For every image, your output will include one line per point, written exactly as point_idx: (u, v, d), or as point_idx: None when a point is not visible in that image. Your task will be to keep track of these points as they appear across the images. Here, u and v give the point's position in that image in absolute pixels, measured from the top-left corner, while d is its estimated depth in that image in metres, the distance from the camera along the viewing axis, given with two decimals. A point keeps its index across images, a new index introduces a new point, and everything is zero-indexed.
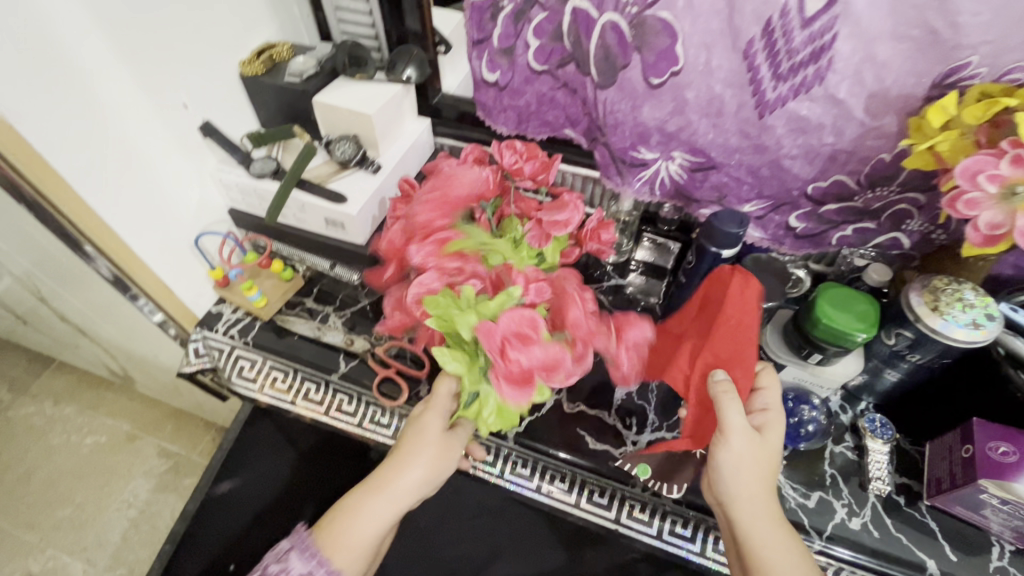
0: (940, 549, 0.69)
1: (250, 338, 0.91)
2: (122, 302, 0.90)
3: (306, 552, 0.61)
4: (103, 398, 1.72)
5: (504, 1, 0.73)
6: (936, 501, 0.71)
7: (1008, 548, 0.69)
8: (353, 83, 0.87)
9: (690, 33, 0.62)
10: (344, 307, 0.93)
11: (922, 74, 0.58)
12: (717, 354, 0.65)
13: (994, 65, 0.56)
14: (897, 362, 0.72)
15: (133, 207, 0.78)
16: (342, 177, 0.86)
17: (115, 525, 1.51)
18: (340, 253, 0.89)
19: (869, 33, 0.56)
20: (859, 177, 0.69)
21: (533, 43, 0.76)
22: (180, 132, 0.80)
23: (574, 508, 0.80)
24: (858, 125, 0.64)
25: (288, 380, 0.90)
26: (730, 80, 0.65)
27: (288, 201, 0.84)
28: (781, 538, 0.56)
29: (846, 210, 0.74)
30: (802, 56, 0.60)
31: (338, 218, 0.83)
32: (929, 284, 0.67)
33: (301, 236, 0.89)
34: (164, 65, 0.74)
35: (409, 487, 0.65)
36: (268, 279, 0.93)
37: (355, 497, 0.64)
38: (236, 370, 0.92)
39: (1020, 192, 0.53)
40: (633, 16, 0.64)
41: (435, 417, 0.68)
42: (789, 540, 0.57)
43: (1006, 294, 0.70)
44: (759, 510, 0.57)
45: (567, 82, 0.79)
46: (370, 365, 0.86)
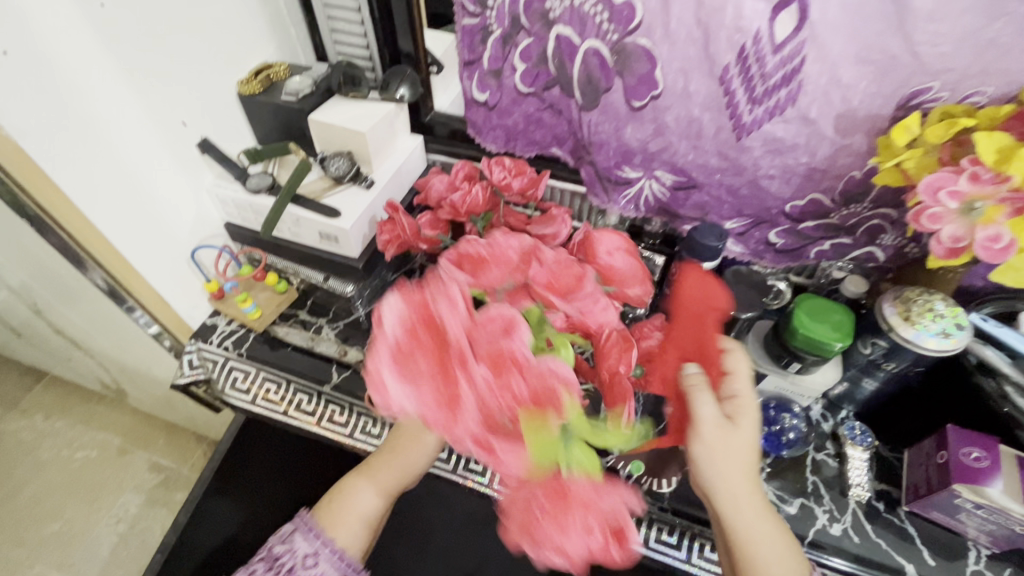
0: (918, 554, 0.71)
1: (244, 350, 0.92)
2: (118, 314, 0.92)
3: (310, 532, 0.66)
4: (94, 412, 1.72)
5: (493, 26, 0.76)
6: (914, 507, 0.72)
7: (984, 553, 0.71)
8: (347, 101, 0.90)
9: (669, 58, 0.66)
10: (337, 319, 0.95)
11: (888, 97, 0.62)
12: (684, 347, 0.61)
13: (956, 89, 0.59)
14: (874, 370, 0.74)
15: (131, 221, 0.80)
16: (336, 192, 0.88)
17: (104, 539, 1.50)
18: (333, 266, 0.90)
19: (835, 58, 0.59)
20: (834, 194, 0.72)
21: (520, 66, 0.79)
22: (178, 149, 0.82)
23: None
24: (830, 144, 0.67)
25: (281, 391, 0.91)
26: (708, 102, 0.68)
27: (283, 215, 0.86)
28: (767, 530, 0.58)
29: (824, 226, 0.77)
30: (774, 79, 0.63)
31: (331, 232, 0.85)
32: (902, 295, 0.69)
33: (296, 249, 0.91)
34: (164, 84, 0.76)
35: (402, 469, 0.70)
36: (262, 291, 0.96)
37: (349, 483, 0.70)
38: (230, 381, 0.93)
39: (977, 208, 0.57)
40: (614, 44, 0.68)
41: None
42: (772, 529, 0.58)
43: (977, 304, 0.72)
44: (744, 505, 0.57)
45: (554, 103, 0.82)
46: (362, 376, 0.88)
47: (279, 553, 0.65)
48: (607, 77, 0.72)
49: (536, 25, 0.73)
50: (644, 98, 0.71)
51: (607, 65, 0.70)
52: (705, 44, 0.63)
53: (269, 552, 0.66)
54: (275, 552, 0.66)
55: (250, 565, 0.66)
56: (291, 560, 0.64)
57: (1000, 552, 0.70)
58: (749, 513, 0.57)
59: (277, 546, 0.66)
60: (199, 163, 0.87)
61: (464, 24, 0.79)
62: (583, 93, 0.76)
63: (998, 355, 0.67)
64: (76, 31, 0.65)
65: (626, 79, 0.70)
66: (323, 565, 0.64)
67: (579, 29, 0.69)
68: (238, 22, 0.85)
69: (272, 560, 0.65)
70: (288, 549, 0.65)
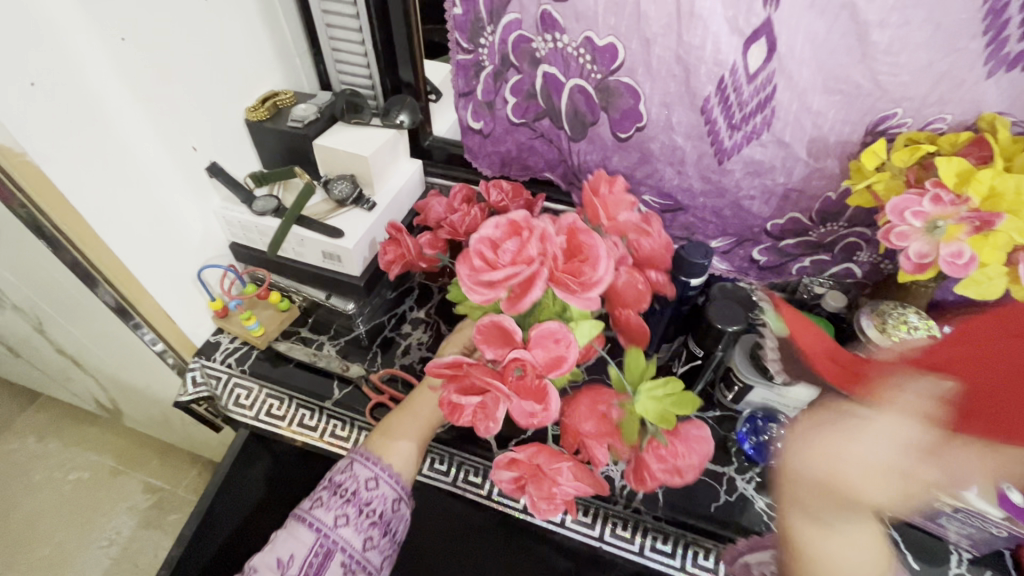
0: (902, 557, 0.73)
1: (247, 367, 0.95)
2: (124, 331, 0.94)
3: (368, 461, 0.70)
4: (88, 433, 1.71)
5: (485, 62, 0.82)
6: (897, 513, 0.74)
7: (965, 556, 0.73)
8: (350, 128, 0.94)
9: (653, 88, 0.71)
10: (339, 336, 0.98)
11: (856, 123, 0.67)
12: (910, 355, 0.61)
13: (918, 116, 0.64)
14: None
15: (143, 242, 0.83)
16: (340, 214, 0.91)
17: (96, 563, 1.49)
18: (336, 284, 0.93)
19: (806, 88, 0.65)
20: (811, 213, 0.77)
21: (510, 100, 0.84)
22: (189, 172, 0.86)
23: (559, 527, 0.84)
24: (804, 166, 0.72)
25: (284, 407, 0.94)
26: (690, 130, 0.73)
27: (288, 235, 0.90)
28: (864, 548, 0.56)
29: (803, 243, 0.81)
30: (750, 107, 0.68)
31: (334, 251, 0.88)
32: (878, 308, 0.72)
33: (299, 269, 0.94)
34: (177, 112, 0.80)
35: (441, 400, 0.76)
36: (265, 309, 0.98)
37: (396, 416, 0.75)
38: (232, 399, 0.95)
39: (941, 226, 0.61)
40: (598, 81, 0.73)
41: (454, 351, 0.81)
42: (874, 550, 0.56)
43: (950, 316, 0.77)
44: (850, 513, 0.55)
45: (544, 133, 0.87)
46: (363, 391, 0.90)
47: (342, 480, 0.69)
48: (592, 110, 0.77)
49: (524, 65, 0.79)
50: (628, 130, 0.77)
51: (590, 100, 0.76)
52: (683, 79, 0.68)
53: (331, 481, 0.69)
54: (338, 480, 0.69)
55: (314, 494, 0.69)
56: (354, 485, 0.68)
57: (980, 555, 0.73)
58: (846, 521, 0.55)
59: (339, 473, 0.70)
60: (208, 186, 0.91)
61: (457, 59, 0.83)
62: (571, 124, 0.81)
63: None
64: (100, 62, 0.69)
65: (613, 108, 0.75)
66: (384, 488, 0.69)
67: (565, 67, 0.75)
68: (247, 53, 0.90)
69: (335, 487, 0.69)
70: (350, 474, 0.69)
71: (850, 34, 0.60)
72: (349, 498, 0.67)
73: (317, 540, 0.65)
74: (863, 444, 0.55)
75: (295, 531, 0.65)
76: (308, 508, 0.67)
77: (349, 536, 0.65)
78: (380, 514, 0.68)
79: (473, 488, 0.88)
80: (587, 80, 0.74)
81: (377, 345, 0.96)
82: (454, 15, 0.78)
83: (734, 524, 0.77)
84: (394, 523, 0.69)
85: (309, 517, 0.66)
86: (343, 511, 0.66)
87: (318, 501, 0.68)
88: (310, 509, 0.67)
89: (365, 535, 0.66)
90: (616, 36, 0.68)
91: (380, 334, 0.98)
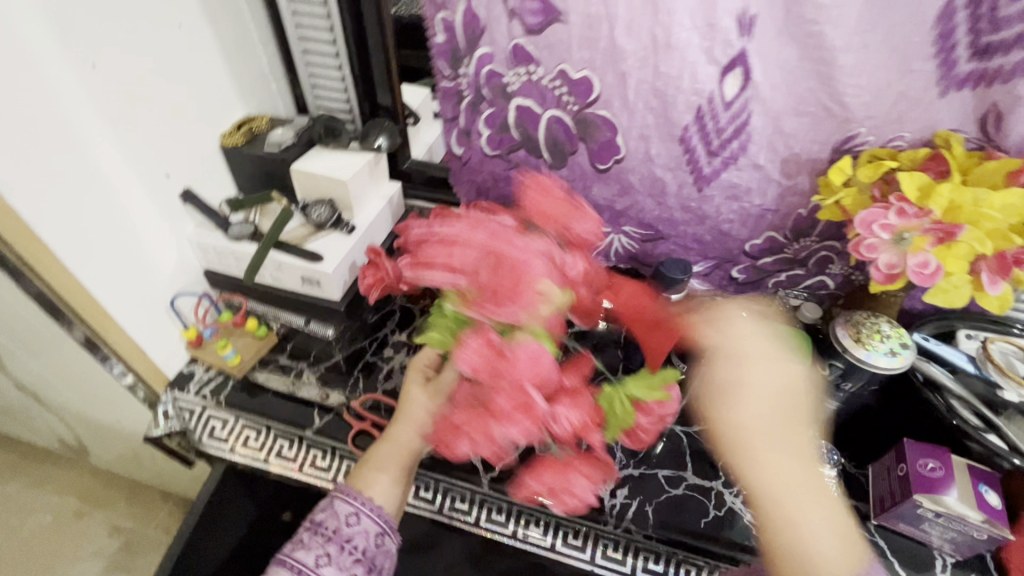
0: (890, 566, 0.74)
1: (222, 398, 0.92)
2: (92, 365, 0.90)
3: (348, 496, 0.68)
4: (50, 474, 1.62)
5: (465, 91, 0.82)
6: (882, 520, 0.75)
7: (950, 561, 0.74)
8: (329, 152, 0.94)
9: (629, 125, 0.73)
10: (318, 363, 0.95)
11: (823, 142, 0.69)
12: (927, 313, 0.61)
13: (880, 134, 0.67)
14: (835, 392, 0.77)
15: (112, 270, 0.80)
16: (318, 238, 0.90)
17: None
18: (316, 310, 0.92)
19: (775, 110, 0.68)
20: (786, 231, 0.79)
21: (485, 130, 0.85)
22: (161, 199, 0.84)
23: (548, 551, 0.82)
24: (778, 185, 0.74)
25: (261, 438, 0.91)
26: (669, 161, 0.75)
27: (265, 261, 0.88)
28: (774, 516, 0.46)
29: (780, 260, 0.84)
30: (727, 132, 0.70)
31: (313, 276, 0.87)
32: (852, 318, 0.74)
33: (277, 294, 0.92)
34: (149, 139, 0.79)
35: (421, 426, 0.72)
36: (241, 337, 0.95)
37: (375, 454, 0.71)
38: (208, 431, 0.92)
39: (907, 238, 0.63)
40: (575, 113, 0.75)
41: (416, 379, 0.75)
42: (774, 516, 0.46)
43: (918, 324, 0.79)
44: (808, 483, 0.47)
45: (520, 163, 0.87)
46: (344, 419, 0.88)
47: (323, 520, 0.66)
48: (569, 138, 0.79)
49: (497, 97, 0.79)
50: (605, 163, 0.79)
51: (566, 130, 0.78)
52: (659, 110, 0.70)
53: (313, 520, 0.67)
54: (319, 520, 0.66)
55: (294, 535, 0.67)
56: (335, 524, 0.66)
57: (964, 559, 0.74)
58: (804, 486, 0.46)
59: (321, 513, 0.68)
60: (183, 215, 0.89)
61: (441, 86, 0.83)
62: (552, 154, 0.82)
63: (941, 371, 0.74)
64: (72, 92, 0.68)
65: (592, 140, 0.77)
66: (366, 522, 0.66)
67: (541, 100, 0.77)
68: (222, 82, 0.90)
69: (316, 526, 0.66)
70: (330, 512, 0.66)
71: (813, 63, 0.63)
72: (330, 537, 0.65)
73: None
74: (753, 370, 0.50)
75: (276, 574, 0.63)
76: (290, 549, 0.64)
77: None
78: (364, 550, 0.66)
79: (458, 515, 0.85)
80: (562, 112, 0.76)
81: (359, 371, 0.94)
82: (437, 43, 0.78)
83: (724, 540, 0.76)
84: (378, 559, 0.67)
85: (291, 557, 0.63)
86: (324, 550, 0.64)
87: (299, 541, 0.65)
88: (291, 552, 0.64)
89: (347, 573, 0.64)
90: (592, 69, 0.70)
91: (361, 359, 0.95)
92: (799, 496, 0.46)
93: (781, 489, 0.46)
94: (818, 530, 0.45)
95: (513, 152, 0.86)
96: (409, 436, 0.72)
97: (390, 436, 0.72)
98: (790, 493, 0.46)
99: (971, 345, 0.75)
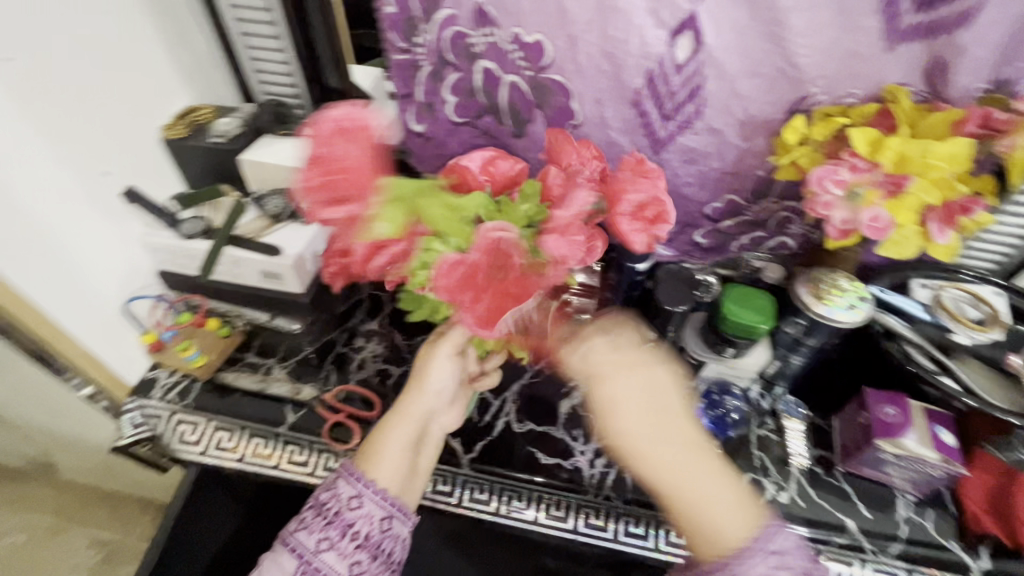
0: (856, 508, 0.77)
1: (189, 401, 0.89)
2: (45, 378, 0.86)
3: (352, 477, 0.65)
4: (14, 493, 1.54)
5: (421, 63, 0.78)
6: (848, 467, 0.78)
7: (909, 499, 0.78)
8: (279, 140, 0.90)
9: (583, 91, 0.73)
10: (287, 358, 0.93)
11: (777, 103, 0.69)
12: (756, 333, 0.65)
13: (833, 92, 0.67)
14: (799, 347, 0.78)
15: (52, 280, 0.76)
16: (275, 230, 0.87)
17: None
18: (276, 303, 0.90)
19: (730, 74, 0.67)
20: (746, 194, 0.80)
21: (451, 99, 0.81)
22: (100, 202, 0.80)
23: (532, 524, 0.83)
24: (735, 148, 0.75)
25: (234, 439, 0.89)
26: (624, 126, 0.76)
27: (220, 257, 0.85)
28: (679, 465, 0.55)
29: (742, 222, 0.85)
30: (681, 96, 0.70)
31: (274, 269, 0.85)
32: (812, 276, 0.74)
33: (237, 290, 0.89)
34: (80, 136, 0.75)
35: (430, 392, 0.69)
36: (206, 336, 0.92)
37: (384, 430, 0.68)
38: (177, 435, 0.89)
39: (859, 193, 0.65)
40: (530, 79, 0.74)
41: (445, 349, 0.68)
42: (705, 470, 0.56)
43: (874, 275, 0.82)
44: (681, 457, 0.56)
45: (488, 130, 0.84)
46: (319, 413, 0.86)
47: (328, 503, 0.64)
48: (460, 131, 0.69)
49: (461, 61, 0.76)
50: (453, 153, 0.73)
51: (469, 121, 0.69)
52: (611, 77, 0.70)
53: (319, 501, 0.65)
54: (325, 502, 0.64)
55: (300, 515, 0.65)
56: (338, 506, 0.64)
57: (922, 496, 0.78)
58: (693, 464, 0.56)
59: (326, 493, 0.66)
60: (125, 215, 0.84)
61: (393, 59, 0.79)
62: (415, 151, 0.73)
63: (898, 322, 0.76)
64: None
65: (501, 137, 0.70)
66: (369, 506, 0.64)
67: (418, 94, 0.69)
68: (151, 70, 0.85)
69: (319, 506, 0.65)
70: (333, 494, 0.64)
71: (765, 24, 0.62)
72: (332, 520, 0.63)
73: (300, 566, 0.61)
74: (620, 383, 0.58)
75: (279, 555, 0.62)
76: (297, 530, 0.63)
77: (335, 561, 0.62)
78: (366, 535, 0.64)
79: (441, 498, 0.84)
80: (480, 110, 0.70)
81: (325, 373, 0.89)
82: (388, 13, 0.74)
83: None
84: (384, 544, 0.65)
85: (297, 536, 0.62)
86: (326, 534, 0.62)
87: (304, 522, 0.64)
88: (294, 532, 0.63)
89: (351, 559, 0.62)
90: (544, 34, 0.68)
91: (331, 351, 0.94)
92: (685, 481, 0.55)
93: (700, 500, 0.55)
94: (723, 505, 0.54)
95: (476, 123, 0.83)
96: (418, 399, 0.69)
97: (397, 409, 0.69)
98: (685, 478, 0.55)
99: (924, 294, 0.78)
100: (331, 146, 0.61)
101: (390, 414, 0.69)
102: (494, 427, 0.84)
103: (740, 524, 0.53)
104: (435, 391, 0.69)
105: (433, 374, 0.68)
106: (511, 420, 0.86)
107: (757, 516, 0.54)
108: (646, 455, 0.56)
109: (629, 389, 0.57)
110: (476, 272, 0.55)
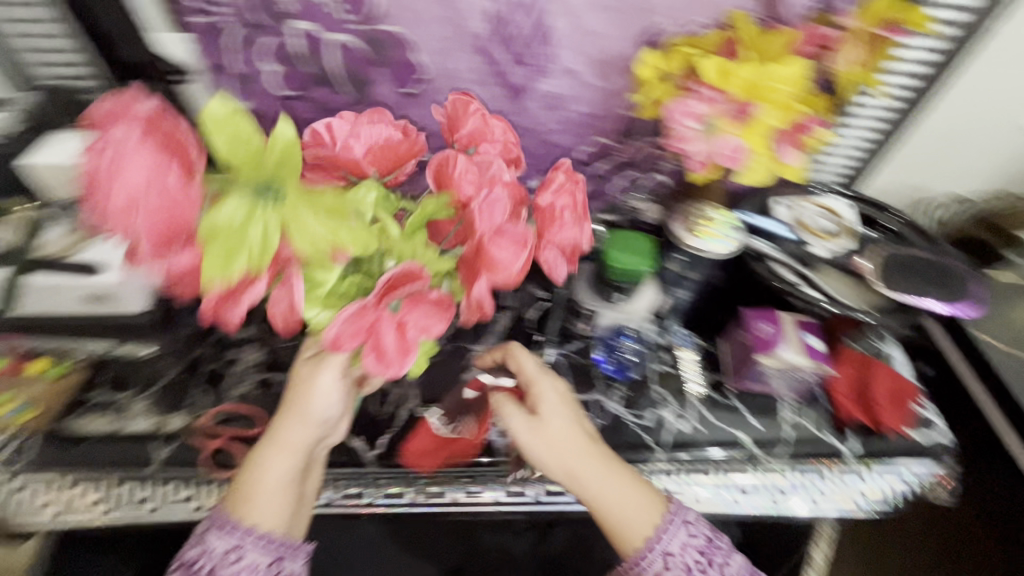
0: (748, 422, 0.79)
1: (27, 461, 0.74)
2: None
3: (224, 529, 0.57)
4: None
5: (228, 25, 0.69)
6: (738, 383, 0.81)
7: (792, 403, 0.81)
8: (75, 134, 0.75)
9: (423, 41, 0.70)
10: (147, 388, 0.80)
11: (621, 36, 0.70)
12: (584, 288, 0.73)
13: (677, 19, 0.69)
14: (682, 282, 0.80)
15: None
16: (89, 244, 0.74)
17: None
18: (116, 331, 0.76)
19: (576, 9, 0.67)
20: (613, 134, 0.81)
21: (275, 66, 0.73)
22: None
23: (453, 505, 0.79)
24: (594, 87, 0.76)
25: (95, 492, 0.76)
26: (475, 75, 0.74)
27: (25, 287, 0.71)
28: (610, 486, 0.64)
29: (615, 163, 0.86)
30: (527, 35, 0.70)
31: (99, 291, 0.72)
32: (682, 211, 0.80)
33: (57, 324, 0.74)
34: None
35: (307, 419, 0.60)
36: (30, 385, 0.75)
37: (264, 463, 0.59)
38: (19, 505, 0.75)
39: (713, 125, 0.65)
40: (363, 34, 0.69)
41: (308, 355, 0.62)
42: (628, 490, 0.64)
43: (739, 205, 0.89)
44: (600, 476, 0.64)
45: (322, 102, 0.76)
46: (193, 443, 0.76)
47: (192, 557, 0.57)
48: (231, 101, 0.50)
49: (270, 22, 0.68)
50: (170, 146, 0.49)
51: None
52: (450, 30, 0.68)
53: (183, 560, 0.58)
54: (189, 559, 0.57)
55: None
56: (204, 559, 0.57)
57: (801, 398, 0.81)
58: (612, 485, 0.64)
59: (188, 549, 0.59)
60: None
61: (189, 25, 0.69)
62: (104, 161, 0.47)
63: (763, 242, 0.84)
64: None
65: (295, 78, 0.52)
66: (250, 556, 0.57)
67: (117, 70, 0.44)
68: None
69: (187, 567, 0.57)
70: (201, 551, 0.57)
71: None
72: None
73: None
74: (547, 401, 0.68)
75: None
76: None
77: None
78: None
79: (351, 500, 0.78)
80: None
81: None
82: None
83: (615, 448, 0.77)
84: None
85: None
86: None
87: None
88: None
89: None
90: None
91: (200, 369, 0.83)
92: (617, 500, 0.64)
93: (622, 514, 0.63)
94: (634, 515, 0.63)
95: (313, 91, 0.75)
96: (295, 422, 0.60)
97: (278, 434, 0.60)
98: (608, 498, 0.64)
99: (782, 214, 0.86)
100: (144, 145, 0.44)
101: (265, 438, 0.60)
102: (398, 416, 0.79)
103: (649, 522, 0.63)
104: (314, 416, 0.60)
105: (308, 395, 0.59)
106: (414, 407, 0.80)
107: (659, 513, 0.64)
108: (576, 473, 0.65)
109: (560, 418, 0.67)
110: (372, 316, 0.48)
